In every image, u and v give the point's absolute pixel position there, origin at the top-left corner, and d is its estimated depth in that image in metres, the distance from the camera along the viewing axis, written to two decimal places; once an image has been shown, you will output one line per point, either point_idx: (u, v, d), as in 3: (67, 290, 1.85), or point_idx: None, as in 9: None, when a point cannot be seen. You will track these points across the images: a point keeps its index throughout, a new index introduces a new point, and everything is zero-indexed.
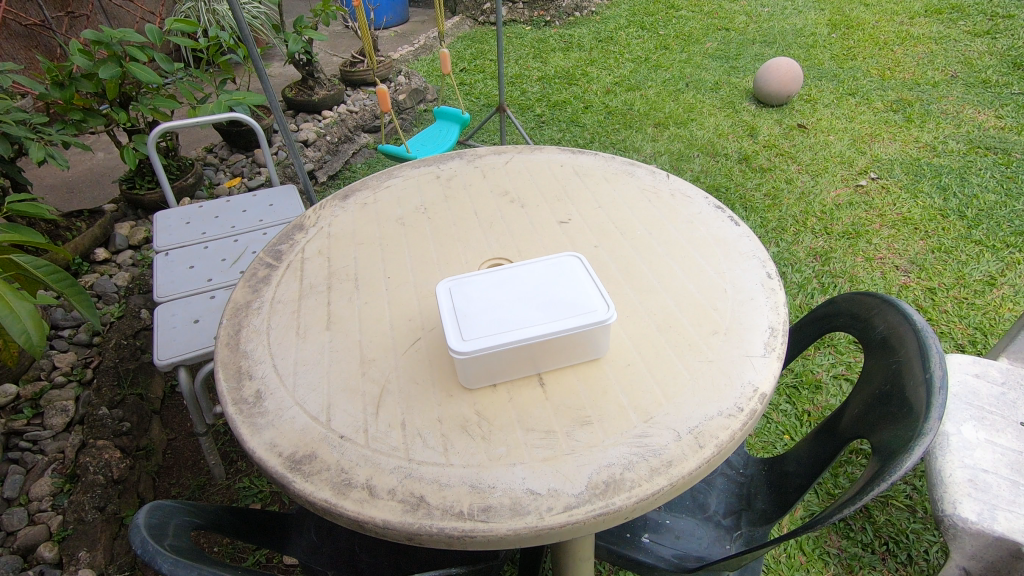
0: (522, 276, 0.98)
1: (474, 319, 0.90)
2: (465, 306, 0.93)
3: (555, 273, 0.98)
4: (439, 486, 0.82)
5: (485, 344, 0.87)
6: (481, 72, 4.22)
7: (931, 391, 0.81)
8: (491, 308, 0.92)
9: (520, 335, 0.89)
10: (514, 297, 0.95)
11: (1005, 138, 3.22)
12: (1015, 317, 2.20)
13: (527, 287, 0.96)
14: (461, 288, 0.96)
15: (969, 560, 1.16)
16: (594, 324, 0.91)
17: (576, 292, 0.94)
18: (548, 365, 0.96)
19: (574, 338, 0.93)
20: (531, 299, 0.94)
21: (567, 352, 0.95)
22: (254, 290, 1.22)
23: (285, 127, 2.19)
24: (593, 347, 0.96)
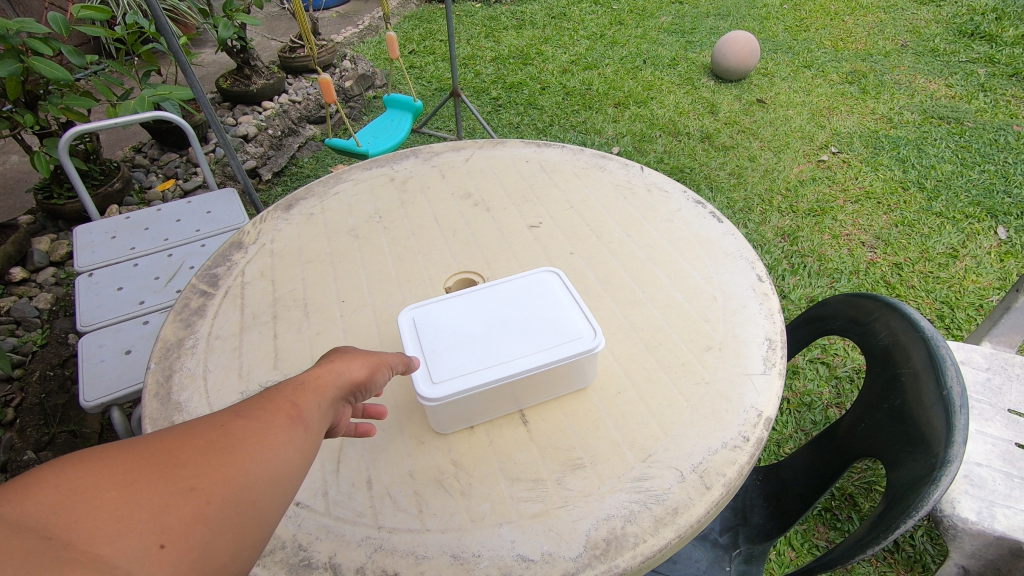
0: (498, 301, 0.87)
1: (443, 357, 0.78)
2: (432, 341, 0.80)
3: (532, 296, 0.87)
4: (415, 559, 0.71)
5: (458, 387, 0.75)
6: (431, 54, 4.01)
7: (951, 412, 0.74)
8: (463, 342, 0.80)
9: (498, 373, 0.77)
10: (488, 326, 0.83)
11: (956, 107, 3.26)
12: (979, 289, 2.22)
13: (503, 314, 0.85)
14: (427, 320, 0.84)
15: (968, 558, 1.14)
16: (582, 354, 0.80)
17: (558, 319, 0.83)
18: (531, 401, 0.86)
19: (560, 371, 0.82)
20: (506, 328, 0.83)
21: (550, 385, 0.84)
22: (187, 325, 1.06)
23: (218, 124, 1.98)
24: (579, 378, 0.86)
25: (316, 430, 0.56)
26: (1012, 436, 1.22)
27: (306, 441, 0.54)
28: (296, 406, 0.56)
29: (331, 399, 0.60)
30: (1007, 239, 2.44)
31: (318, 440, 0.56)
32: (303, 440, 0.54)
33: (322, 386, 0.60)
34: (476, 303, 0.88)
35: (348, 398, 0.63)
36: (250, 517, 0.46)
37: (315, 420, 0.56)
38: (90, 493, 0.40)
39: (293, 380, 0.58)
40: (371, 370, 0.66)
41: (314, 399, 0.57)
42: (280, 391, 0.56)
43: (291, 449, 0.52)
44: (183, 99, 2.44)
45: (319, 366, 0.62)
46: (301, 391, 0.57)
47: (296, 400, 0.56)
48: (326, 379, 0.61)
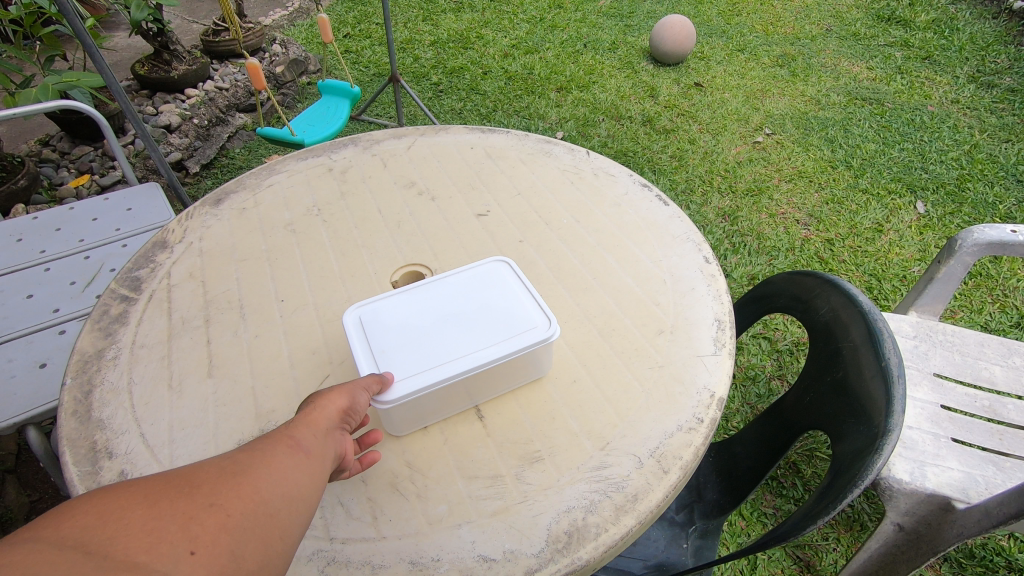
0: (448, 295, 0.84)
1: (395, 357, 0.74)
2: (382, 341, 0.76)
3: (482, 288, 0.85)
4: (371, 569, 0.68)
5: (413, 387, 0.71)
6: (367, 38, 3.86)
7: (890, 383, 0.77)
8: (414, 340, 0.77)
9: (454, 370, 0.74)
10: (440, 320, 0.80)
11: (877, 89, 3.44)
12: (903, 262, 2.36)
13: (453, 308, 0.82)
14: (374, 319, 0.80)
15: (903, 516, 1.17)
16: (539, 344, 0.78)
17: (512, 310, 0.81)
18: (488, 395, 0.84)
19: (517, 363, 0.80)
20: (459, 322, 0.80)
21: (507, 378, 0.83)
22: (107, 334, 0.97)
23: (134, 114, 1.82)
24: (535, 369, 0.84)
25: (321, 455, 0.55)
26: (937, 399, 1.30)
27: (309, 469, 0.53)
28: (298, 434, 0.55)
29: (331, 426, 0.58)
30: (925, 213, 2.60)
31: (323, 467, 0.55)
32: (307, 467, 0.53)
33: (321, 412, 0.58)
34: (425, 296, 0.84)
35: (348, 423, 0.62)
36: (267, 537, 0.47)
37: (318, 446, 0.56)
38: (119, 512, 0.41)
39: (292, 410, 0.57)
40: (360, 396, 0.63)
41: (313, 427, 0.56)
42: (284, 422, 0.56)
43: (302, 470, 0.52)
44: (93, 87, 2.24)
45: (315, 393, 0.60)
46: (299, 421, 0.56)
47: (296, 430, 0.55)
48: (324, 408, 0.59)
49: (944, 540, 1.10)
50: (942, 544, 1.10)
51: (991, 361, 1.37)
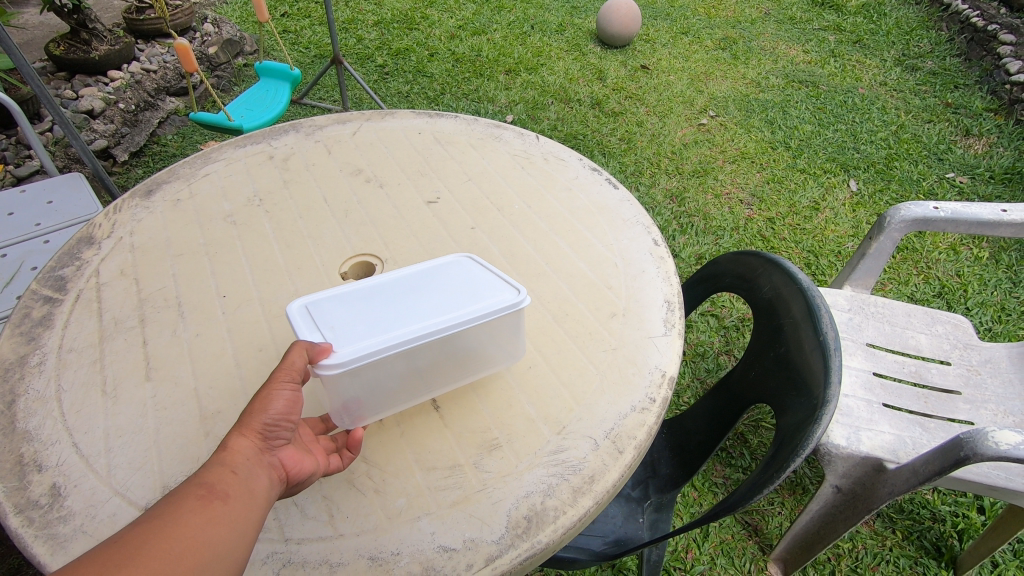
0: (406, 276, 0.80)
1: (342, 328, 0.69)
2: (330, 318, 0.71)
3: (443, 270, 0.81)
4: (330, 567, 0.66)
5: (360, 351, 0.66)
6: (306, 17, 3.70)
7: (827, 356, 0.81)
8: (364, 315, 0.72)
9: (409, 335, 0.68)
10: (397, 299, 0.76)
11: (812, 71, 3.57)
12: (838, 238, 2.48)
13: (413, 287, 0.78)
14: (321, 301, 0.75)
15: (841, 478, 1.24)
16: (509, 311, 0.74)
17: (475, 283, 0.78)
18: (451, 379, 0.80)
19: (479, 336, 0.76)
20: (417, 298, 0.76)
21: (471, 359, 0.79)
22: (29, 339, 0.91)
23: (49, 98, 1.68)
24: (498, 349, 0.81)
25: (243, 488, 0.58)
26: (870, 367, 1.39)
27: (228, 508, 0.56)
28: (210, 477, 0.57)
29: (247, 451, 0.60)
30: (857, 191, 2.74)
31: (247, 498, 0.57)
32: (227, 504, 0.56)
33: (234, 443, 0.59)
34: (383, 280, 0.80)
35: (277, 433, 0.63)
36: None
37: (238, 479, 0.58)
38: None
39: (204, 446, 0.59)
40: (278, 400, 0.63)
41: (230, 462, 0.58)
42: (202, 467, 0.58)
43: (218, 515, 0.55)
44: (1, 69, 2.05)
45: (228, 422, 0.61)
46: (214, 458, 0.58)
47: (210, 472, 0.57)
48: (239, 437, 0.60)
49: (877, 498, 1.18)
50: (875, 501, 1.18)
51: (917, 330, 1.47)
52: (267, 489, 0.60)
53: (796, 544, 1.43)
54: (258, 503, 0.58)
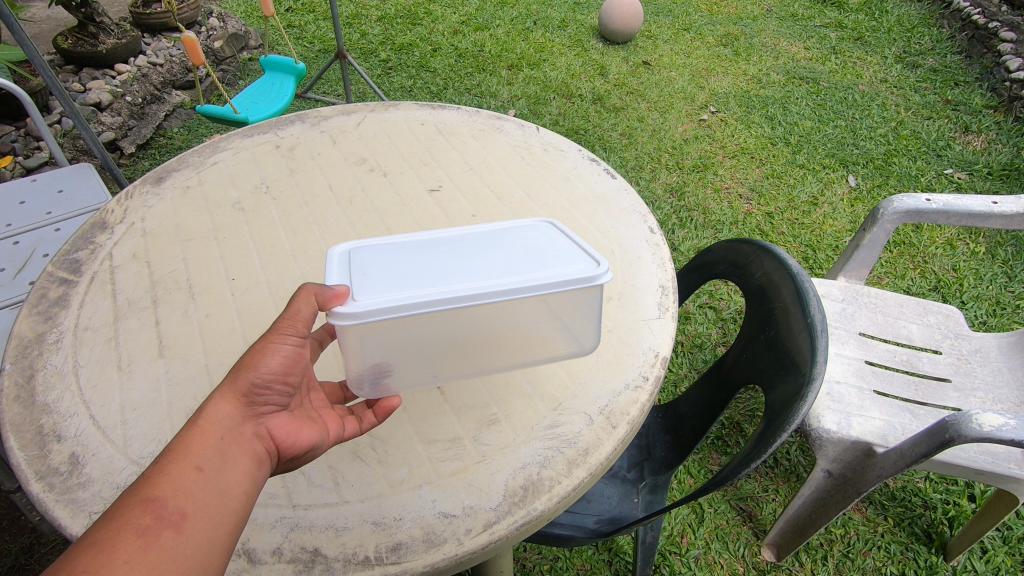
0: (477, 240, 0.78)
1: (375, 277, 0.69)
2: (365, 264, 0.72)
3: (519, 236, 0.78)
4: (335, 532, 0.70)
5: (383, 302, 0.64)
6: (310, 12, 3.73)
7: (814, 337, 0.84)
8: (407, 268, 0.71)
9: (445, 294, 0.66)
10: (451, 259, 0.73)
11: (813, 68, 3.59)
12: (836, 232, 2.51)
13: (478, 249, 0.75)
14: (369, 250, 0.76)
15: (832, 463, 1.27)
16: (581, 284, 0.69)
17: (543, 254, 0.73)
18: (496, 358, 0.77)
19: (532, 308, 0.72)
20: (474, 259, 0.73)
21: (522, 338, 0.76)
22: (46, 319, 0.94)
23: (60, 89, 1.70)
24: (555, 331, 0.77)
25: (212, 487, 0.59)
26: (863, 356, 1.42)
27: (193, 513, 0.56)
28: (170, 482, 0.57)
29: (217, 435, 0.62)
30: (856, 186, 2.77)
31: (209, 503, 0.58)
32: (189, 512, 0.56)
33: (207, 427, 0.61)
34: (449, 240, 0.78)
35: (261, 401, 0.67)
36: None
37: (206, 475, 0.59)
38: None
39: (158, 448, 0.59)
40: (269, 363, 0.67)
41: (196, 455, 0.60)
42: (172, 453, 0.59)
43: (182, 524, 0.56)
44: (11, 61, 2.08)
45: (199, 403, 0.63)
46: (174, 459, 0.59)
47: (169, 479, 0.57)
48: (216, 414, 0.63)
49: (868, 481, 1.21)
50: (865, 485, 1.22)
51: (909, 320, 1.50)
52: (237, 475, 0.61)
53: (789, 527, 1.46)
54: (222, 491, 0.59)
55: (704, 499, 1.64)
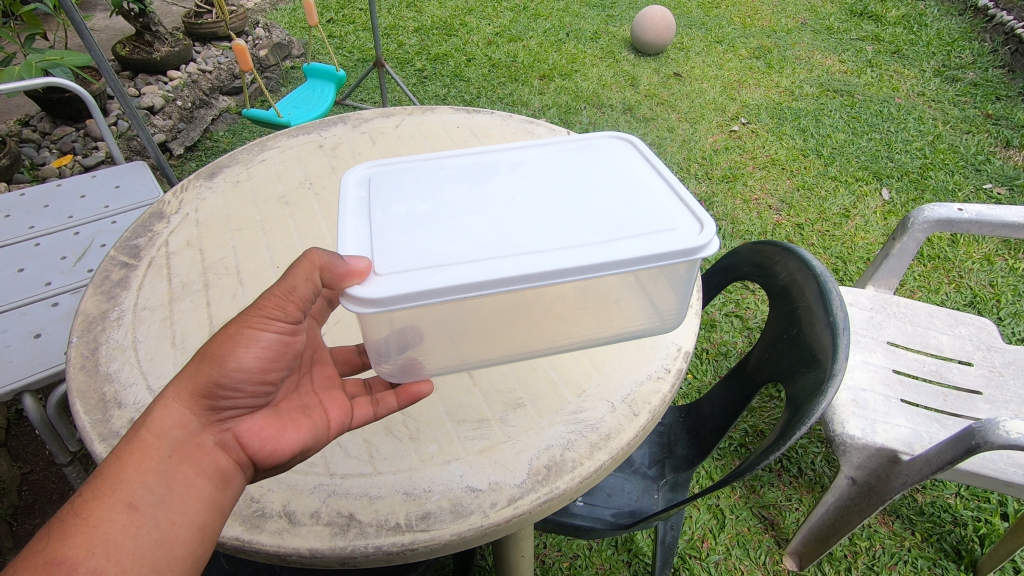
0: (548, 204, 0.79)
1: (405, 243, 0.73)
2: (388, 219, 0.77)
3: (599, 201, 0.79)
4: (369, 500, 0.74)
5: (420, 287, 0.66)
6: (350, 23, 3.87)
7: (836, 335, 0.86)
8: (448, 234, 0.74)
9: (490, 275, 0.67)
10: (521, 223, 0.76)
11: (848, 81, 3.56)
12: (867, 245, 2.48)
13: (540, 216, 0.77)
14: (402, 209, 0.79)
15: (856, 470, 1.27)
16: (679, 257, 0.72)
17: (626, 224, 0.75)
18: (552, 335, 0.79)
19: (607, 286, 0.74)
20: (531, 229, 0.75)
21: (592, 316, 0.78)
22: (109, 298, 1.02)
23: (121, 91, 1.81)
24: (634, 302, 0.79)
25: (146, 531, 0.60)
26: (890, 364, 1.41)
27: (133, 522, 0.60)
28: (92, 531, 0.59)
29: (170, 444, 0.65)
30: (889, 200, 2.73)
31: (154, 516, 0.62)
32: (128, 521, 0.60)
33: (148, 450, 0.64)
34: (509, 201, 0.80)
35: (225, 408, 0.70)
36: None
37: (140, 514, 0.61)
38: None
39: (85, 486, 0.61)
40: (232, 365, 0.68)
41: (129, 492, 0.61)
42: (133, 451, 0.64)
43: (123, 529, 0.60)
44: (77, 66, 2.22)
45: (147, 416, 0.65)
46: (99, 503, 0.60)
47: (88, 532, 0.58)
48: (164, 431, 0.65)
49: (892, 488, 1.21)
50: (890, 492, 1.21)
51: (939, 330, 1.49)
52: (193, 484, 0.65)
53: (812, 537, 1.45)
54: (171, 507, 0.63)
55: (726, 505, 1.64)
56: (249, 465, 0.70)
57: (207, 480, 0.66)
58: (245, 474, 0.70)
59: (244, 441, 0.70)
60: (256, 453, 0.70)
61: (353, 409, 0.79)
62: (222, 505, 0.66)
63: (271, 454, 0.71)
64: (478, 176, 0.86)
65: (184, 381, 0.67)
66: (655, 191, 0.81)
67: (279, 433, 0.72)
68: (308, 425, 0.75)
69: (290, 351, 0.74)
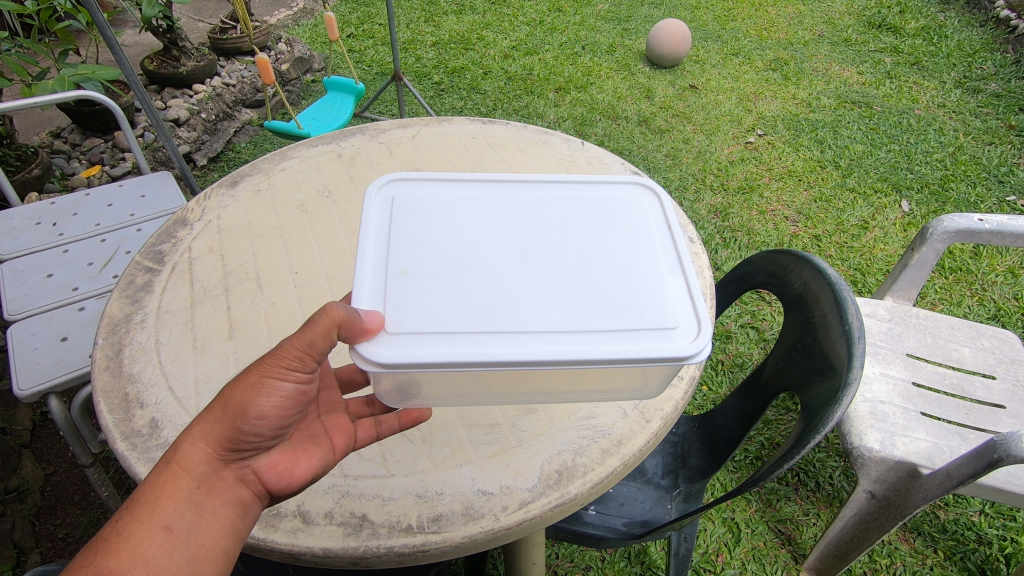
0: (561, 273, 0.79)
1: (416, 295, 0.74)
2: (404, 260, 0.78)
3: (609, 278, 0.79)
4: (381, 501, 0.75)
5: (423, 357, 0.66)
6: (370, 37, 3.95)
7: (852, 343, 0.85)
8: (455, 293, 0.75)
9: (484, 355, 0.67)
10: (526, 295, 0.75)
11: (866, 92, 3.53)
12: (886, 257, 2.45)
13: (548, 284, 0.77)
14: (420, 249, 0.80)
15: (875, 484, 1.25)
16: (672, 361, 0.70)
17: (628, 314, 0.73)
18: (551, 397, 0.78)
19: (603, 372, 0.72)
20: (535, 304, 0.74)
21: (581, 390, 0.76)
22: (134, 301, 1.05)
23: (148, 104, 1.86)
24: (624, 387, 0.77)
25: (180, 554, 0.62)
26: (910, 376, 1.39)
27: (165, 552, 0.61)
28: (131, 551, 0.60)
29: (198, 475, 0.65)
30: (909, 212, 2.70)
31: (183, 544, 0.62)
32: (161, 550, 0.61)
33: (178, 481, 0.64)
34: (519, 263, 0.80)
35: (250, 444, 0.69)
36: None
37: (174, 538, 0.62)
38: None
39: (123, 509, 0.62)
40: (258, 401, 0.66)
41: (163, 517, 0.62)
42: (163, 482, 0.64)
43: (155, 558, 0.60)
44: (107, 79, 2.29)
45: (175, 449, 0.65)
46: (137, 525, 0.61)
47: (129, 552, 0.60)
48: (192, 463, 0.65)
49: (912, 504, 1.18)
50: (909, 508, 1.18)
51: (960, 343, 1.46)
52: (217, 513, 0.66)
53: (829, 552, 1.42)
54: (197, 536, 0.64)
55: (741, 518, 1.61)
56: (268, 495, 0.71)
57: (229, 510, 0.66)
58: (263, 502, 0.70)
59: (264, 476, 0.69)
60: (273, 486, 0.70)
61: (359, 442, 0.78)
62: (245, 531, 0.67)
63: (287, 488, 0.71)
64: (496, 222, 0.86)
65: (208, 421, 0.66)
66: (666, 279, 0.79)
67: (296, 469, 0.72)
68: (320, 452, 0.74)
69: (307, 391, 0.71)
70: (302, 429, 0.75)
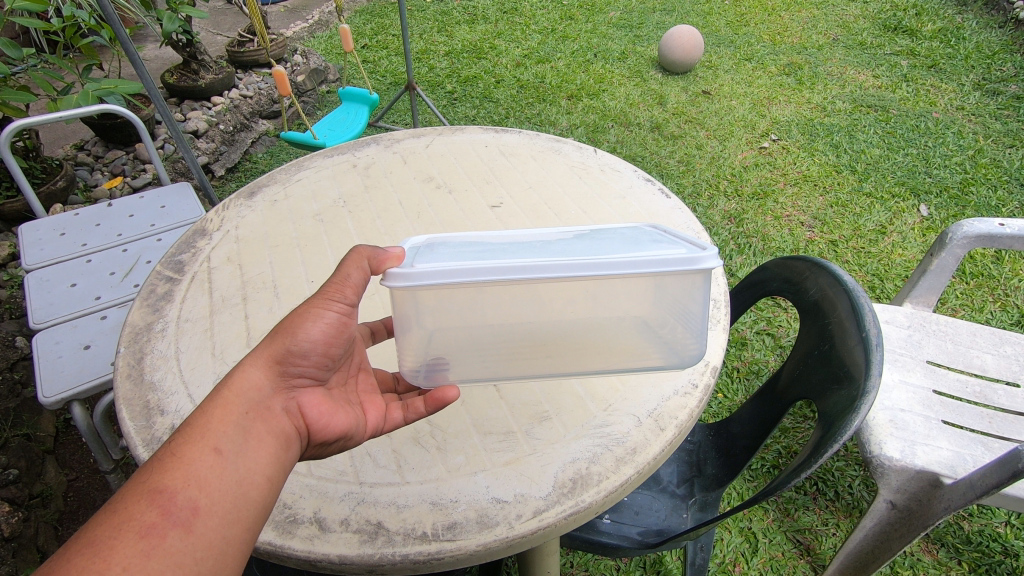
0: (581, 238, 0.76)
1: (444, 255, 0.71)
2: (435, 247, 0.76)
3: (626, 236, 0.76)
4: (396, 508, 0.76)
5: (439, 268, 0.64)
6: (384, 48, 4.01)
7: (869, 350, 0.85)
8: (481, 251, 0.72)
9: (507, 266, 0.64)
10: (549, 249, 0.72)
11: (882, 96, 3.50)
12: (905, 262, 2.41)
13: (571, 242, 0.74)
14: (448, 237, 0.81)
15: (896, 493, 1.22)
16: (683, 266, 0.65)
17: (643, 246, 0.71)
18: (581, 362, 0.73)
19: (621, 291, 0.69)
20: (559, 249, 0.71)
21: (612, 339, 0.72)
22: (155, 310, 1.07)
23: (168, 116, 1.89)
24: (645, 338, 0.73)
25: (230, 474, 0.61)
26: (931, 384, 1.37)
27: (216, 469, 0.61)
28: (186, 468, 0.59)
29: (248, 401, 0.67)
30: (928, 216, 2.65)
31: (232, 462, 0.62)
32: (214, 466, 0.61)
33: (228, 406, 0.65)
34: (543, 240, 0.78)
35: (293, 377, 0.71)
36: (194, 527, 0.57)
37: (224, 458, 0.62)
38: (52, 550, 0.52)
39: (176, 432, 0.62)
40: (305, 326, 0.71)
41: (216, 438, 0.62)
42: (214, 407, 0.64)
43: (205, 474, 0.60)
44: (129, 93, 2.32)
45: (227, 378, 0.67)
46: (189, 444, 0.61)
47: (183, 468, 0.59)
48: (242, 389, 0.67)
49: (933, 514, 1.15)
50: (931, 517, 1.15)
51: (983, 350, 1.43)
52: (266, 439, 0.65)
53: (849, 563, 1.35)
54: (246, 455, 0.63)
55: (758, 528, 1.60)
56: (308, 435, 0.71)
57: (275, 440, 0.66)
58: (302, 443, 0.70)
59: (307, 410, 0.71)
60: (313, 426, 0.71)
61: (387, 411, 0.80)
62: (288, 464, 0.67)
63: (325, 429, 0.72)
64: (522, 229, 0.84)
65: (260, 349, 0.70)
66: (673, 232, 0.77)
67: (334, 412, 0.73)
68: (354, 411, 0.77)
69: (348, 333, 0.76)
70: (336, 383, 0.78)
